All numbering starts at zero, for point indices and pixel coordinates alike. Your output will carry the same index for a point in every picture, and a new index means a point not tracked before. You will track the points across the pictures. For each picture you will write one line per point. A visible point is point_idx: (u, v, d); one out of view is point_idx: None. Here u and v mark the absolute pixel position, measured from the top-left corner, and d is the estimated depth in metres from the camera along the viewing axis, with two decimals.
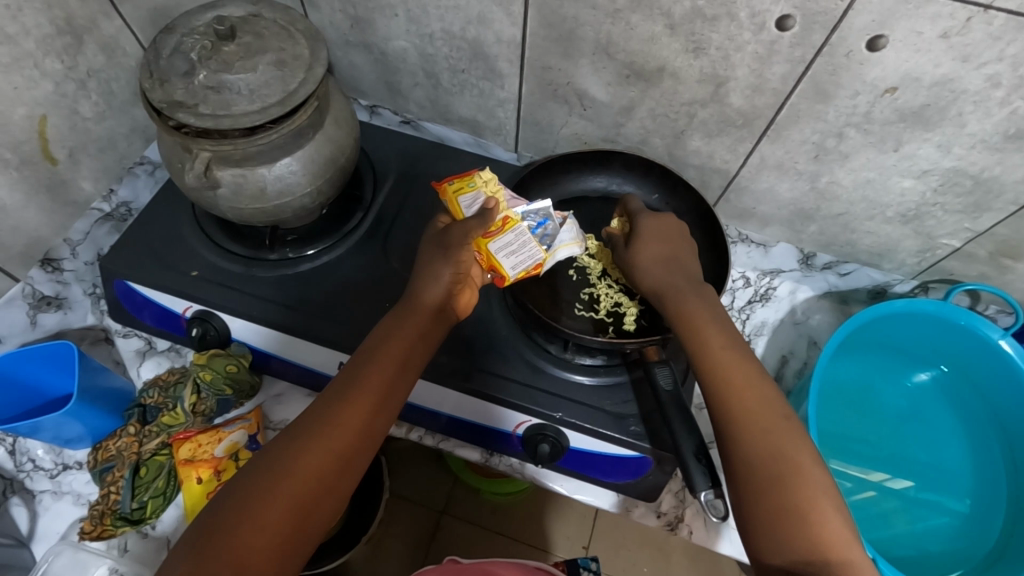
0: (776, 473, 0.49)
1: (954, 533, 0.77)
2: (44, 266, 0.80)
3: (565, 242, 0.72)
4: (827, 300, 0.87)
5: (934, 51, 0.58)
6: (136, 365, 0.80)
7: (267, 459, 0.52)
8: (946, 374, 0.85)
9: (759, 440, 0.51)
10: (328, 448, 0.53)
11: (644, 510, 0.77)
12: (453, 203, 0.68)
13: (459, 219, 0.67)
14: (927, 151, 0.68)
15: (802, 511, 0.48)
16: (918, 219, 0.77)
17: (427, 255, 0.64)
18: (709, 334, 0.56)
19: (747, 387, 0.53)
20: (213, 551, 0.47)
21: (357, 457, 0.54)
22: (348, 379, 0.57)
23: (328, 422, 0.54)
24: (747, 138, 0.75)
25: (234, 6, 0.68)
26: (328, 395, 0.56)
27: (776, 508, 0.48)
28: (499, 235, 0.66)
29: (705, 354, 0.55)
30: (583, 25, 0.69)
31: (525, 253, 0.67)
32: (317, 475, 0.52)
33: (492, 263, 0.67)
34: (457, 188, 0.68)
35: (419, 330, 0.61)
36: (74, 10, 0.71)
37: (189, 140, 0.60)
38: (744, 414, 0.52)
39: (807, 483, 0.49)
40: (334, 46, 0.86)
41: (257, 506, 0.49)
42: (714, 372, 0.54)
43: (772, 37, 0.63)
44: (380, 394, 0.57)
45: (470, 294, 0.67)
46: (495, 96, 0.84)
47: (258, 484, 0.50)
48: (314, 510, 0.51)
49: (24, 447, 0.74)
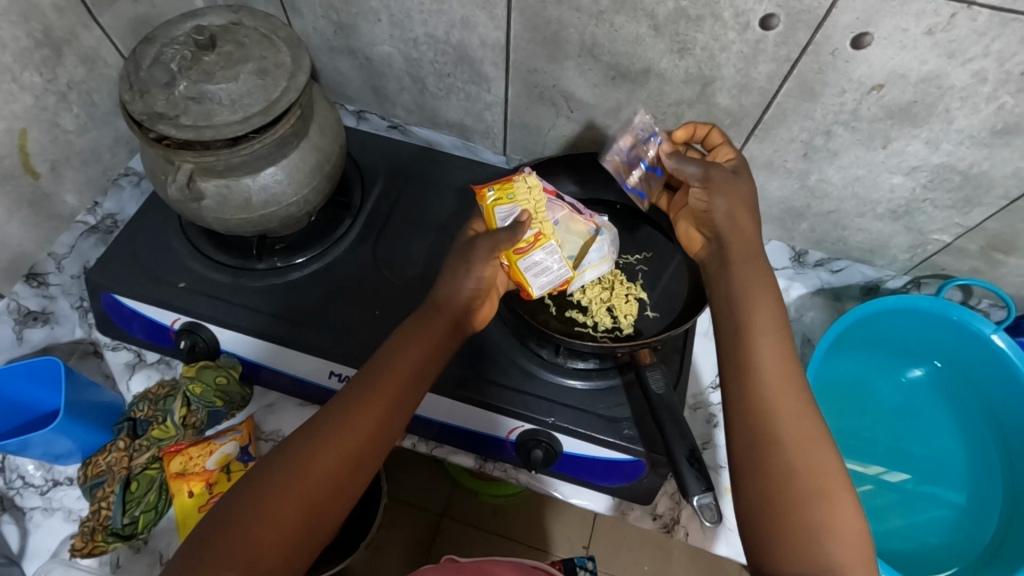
0: (798, 489, 0.48)
1: (952, 525, 0.77)
2: (29, 281, 0.80)
3: (593, 262, 0.70)
4: (820, 297, 0.87)
5: (920, 47, 0.58)
6: (126, 378, 0.79)
7: (279, 460, 0.52)
8: (939, 369, 0.84)
9: (791, 454, 0.49)
10: (343, 447, 0.53)
11: (640, 512, 0.76)
12: (489, 213, 0.66)
13: (493, 230, 0.66)
14: (916, 147, 0.68)
15: (825, 531, 0.47)
16: (908, 215, 0.77)
17: (453, 261, 0.63)
18: (755, 331, 0.53)
19: (788, 400, 0.51)
20: (227, 549, 0.47)
21: (367, 460, 0.54)
22: (365, 383, 0.56)
23: (341, 424, 0.53)
24: (735, 138, 0.75)
25: (215, 15, 0.67)
26: (343, 396, 0.56)
27: (794, 525, 0.47)
28: (530, 252, 0.64)
29: (748, 350, 0.52)
30: (568, 27, 0.68)
31: (555, 270, 0.66)
32: (332, 475, 0.52)
33: (518, 278, 0.66)
34: (497, 197, 0.66)
35: (435, 339, 0.60)
36: (53, 21, 0.70)
37: (171, 152, 0.59)
38: (780, 428, 0.50)
39: (833, 502, 0.48)
40: (319, 52, 0.85)
41: (270, 504, 0.49)
42: (750, 376, 0.52)
43: (757, 36, 0.62)
44: (393, 401, 0.56)
45: (490, 306, 0.66)
46: (482, 100, 0.83)
47: (272, 484, 0.50)
48: (325, 512, 0.51)
49: (13, 464, 0.73)
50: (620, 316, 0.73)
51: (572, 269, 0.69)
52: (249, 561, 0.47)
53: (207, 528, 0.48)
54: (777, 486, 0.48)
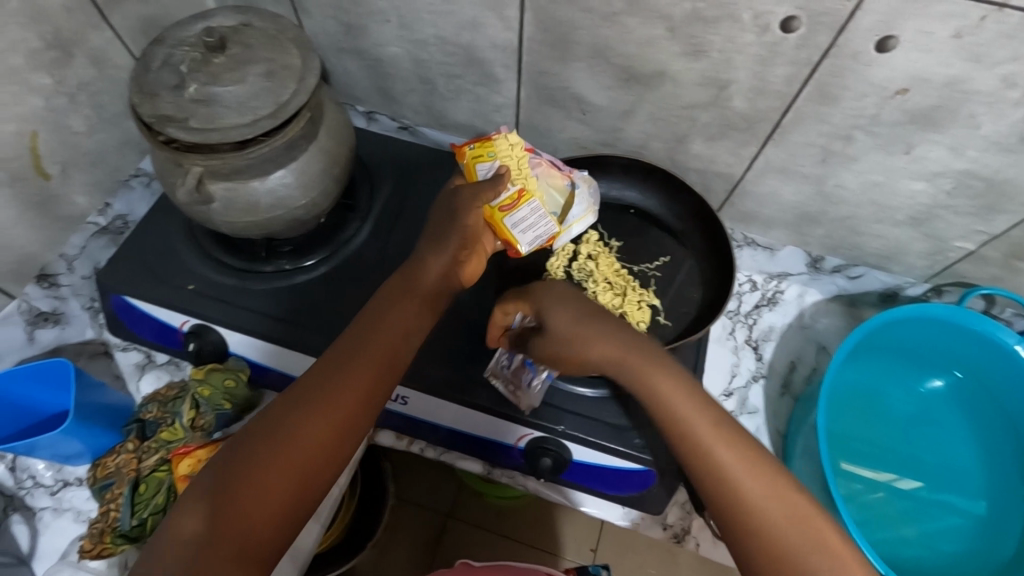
0: (771, 525, 0.47)
1: (966, 535, 0.75)
2: (40, 281, 0.80)
3: (577, 216, 0.72)
4: (835, 304, 0.85)
5: (945, 51, 0.56)
6: (136, 379, 0.79)
7: (265, 428, 0.50)
8: (961, 380, 0.82)
9: (751, 491, 0.48)
10: (326, 422, 0.51)
11: (651, 522, 0.75)
12: (471, 169, 0.69)
13: (474, 183, 0.67)
14: (938, 153, 0.66)
15: (816, 556, 0.46)
16: (928, 221, 0.75)
17: (438, 214, 0.62)
18: (664, 387, 0.52)
19: (738, 439, 0.51)
20: (217, 524, 0.46)
21: (358, 422, 0.53)
22: (343, 357, 0.54)
23: (329, 389, 0.52)
24: (751, 142, 0.73)
25: (222, 16, 0.66)
26: (328, 360, 0.54)
27: (788, 559, 0.46)
28: (513, 209, 0.66)
29: (667, 411, 0.51)
30: (580, 29, 0.67)
31: (539, 227, 0.68)
32: (315, 451, 0.50)
33: (505, 236, 0.67)
34: (477, 154, 0.69)
35: (423, 295, 0.58)
36: (61, 23, 0.70)
37: (180, 155, 0.59)
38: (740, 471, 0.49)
39: (806, 523, 0.47)
40: (327, 53, 0.85)
41: (258, 477, 0.48)
42: (683, 433, 0.51)
43: (776, 38, 0.61)
44: (381, 362, 0.54)
45: (476, 263, 0.64)
46: (492, 101, 0.82)
47: (260, 452, 0.49)
48: (317, 477, 0.50)
49: (23, 464, 0.73)
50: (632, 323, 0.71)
51: (559, 224, 0.71)
52: (241, 533, 0.46)
53: (188, 509, 0.47)
54: (758, 529, 0.47)
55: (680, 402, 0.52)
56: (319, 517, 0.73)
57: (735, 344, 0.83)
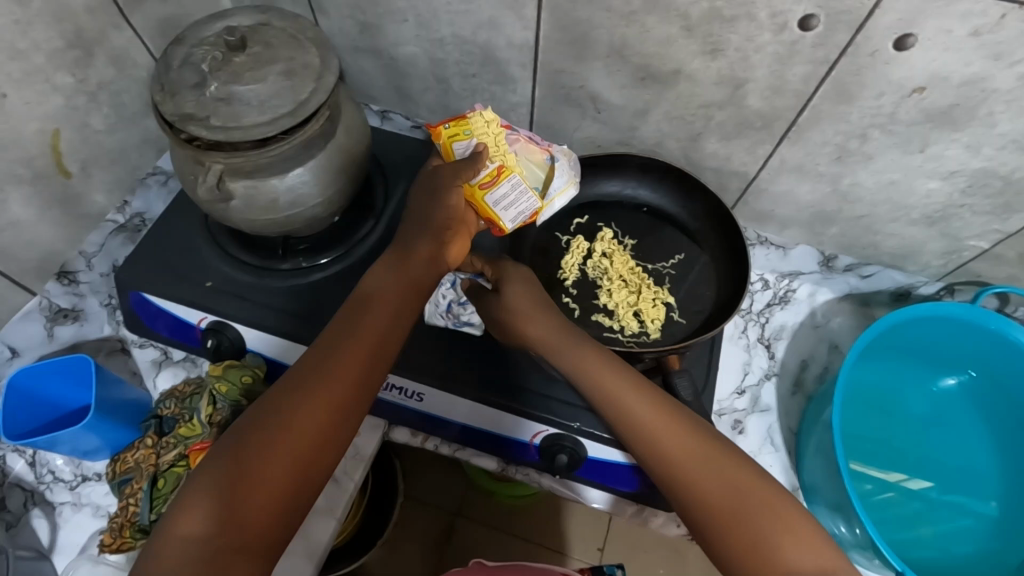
0: (726, 509, 0.51)
1: (976, 536, 0.75)
2: (60, 279, 0.81)
3: (560, 188, 0.72)
4: (847, 302, 0.85)
5: (964, 49, 0.56)
6: (153, 375, 0.80)
7: (257, 421, 0.50)
8: (974, 379, 0.82)
9: (705, 481, 0.52)
10: (321, 406, 0.51)
11: (665, 519, 0.75)
12: (447, 148, 0.68)
13: (452, 163, 0.68)
14: (955, 152, 0.66)
15: (773, 538, 0.49)
16: (944, 220, 0.75)
17: (424, 198, 0.65)
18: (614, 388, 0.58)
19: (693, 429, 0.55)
20: (214, 518, 0.46)
21: (352, 409, 0.53)
22: (331, 344, 0.54)
23: (320, 378, 0.52)
24: (767, 140, 0.73)
25: (243, 15, 0.67)
26: (317, 350, 0.54)
27: (746, 544, 0.49)
28: (493, 187, 0.67)
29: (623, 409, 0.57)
30: (597, 28, 0.68)
31: (520, 204, 0.69)
32: (313, 437, 0.50)
33: (488, 214, 0.68)
34: (453, 133, 0.68)
35: (410, 280, 0.59)
36: (84, 22, 0.70)
37: (201, 153, 0.60)
38: (698, 458, 0.53)
39: (765, 510, 0.50)
40: (343, 52, 0.85)
41: (252, 469, 0.48)
42: (636, 429, 0.55)
43: (794, 37, 0.61)
44: (371, 349, 0.55)
45: (462, 245, 0.65)
46: (507, 100, 0.82)
47: (252, 444, 0.49)
48: (312, 468, 0.50)
49: (43, 459, 0.74)
50: (647, 321, 0.72)
51: (542, 199, 0.71)
52: (237, 526, 0.46)
53: (186, 503, 0.47)
54: (716, 515, 0.51)
55: (630, 400, 0.57)
56: (335, 513, 0.73)
57: (748, 343, 0.83)
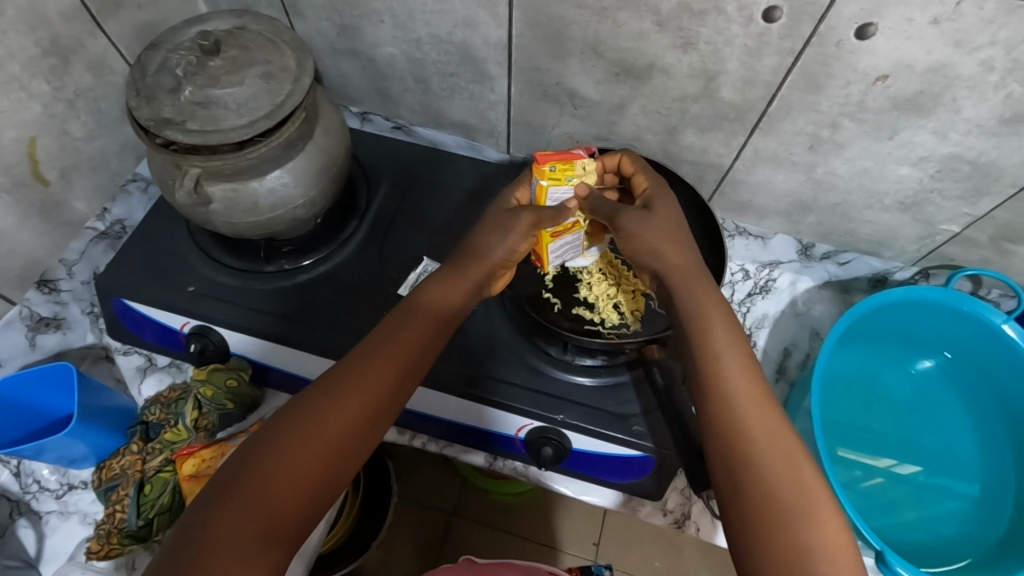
0: (784, 504, 0.46)
1: (964, 519, 0.76)
2: (40, 287, 0.80)
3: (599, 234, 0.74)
4: (828, 290, 0.86)
5: (926, 37, 0.58)
6: (137, 382, 0.80)
7: (290, 418, 0.50)
8: (949, 360, 0.84)
9: (771, 468, 0.48)
10: (354, 411, 0.52)
11: (651, 508, 0.76)
12: (542, 190, 0.63)
13: (538, 205, 0.64)
14: (923, 138, 0.67)
15: (816, 546, 0.45)
16: (917, 206, 0.76)
17: (488, 223, 0.64)
18: (720, 344, 0.53)
19: (764, 418, 0.50)
20: (236, 511, 0.45)
21: (379, 419, 0.53)
22: (370, 353, 0.55)
23: (355, 384, 0.53)
24: (740, 132, 0.74)
25: (218, 20, 0.67)
26: (355, 356, 0.55)
27: (787, 542, 0.45)
28: (562, 236, 0.66)
29: (714, 370, 0.52)
30: (571, 25, 0.68)
31: (567, 254, 0.70)
32: (329, 447, 0.50)
33: (542, 253, 0.68)
34: (555, 176, 0.63)
35: (452, 295, 0.61)
36: (59, 30, 0.70)
37: (179, 157, 0.60)
38: (755, 449, 0.49)
39: (815, 513, 0.46)
40: (322, 55, 0.86)
41: (279, 466, 0.48)
42: (721, 393, 0.51)
43: (760, 29, 0.62)
44: (407, 361, 0.56)
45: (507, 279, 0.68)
46: (486, 99, 0.83)
47: (283, 442, 0.49)
48: (336, 472, 0.50)
49: (28, 469, 0.74)
50: (626, 312, 0.73)
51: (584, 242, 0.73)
52: (258, 522, 0.45)
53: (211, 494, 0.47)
54: (766, 504, 0.47)
55: (723, 356, 0.53)
56: None
57: None
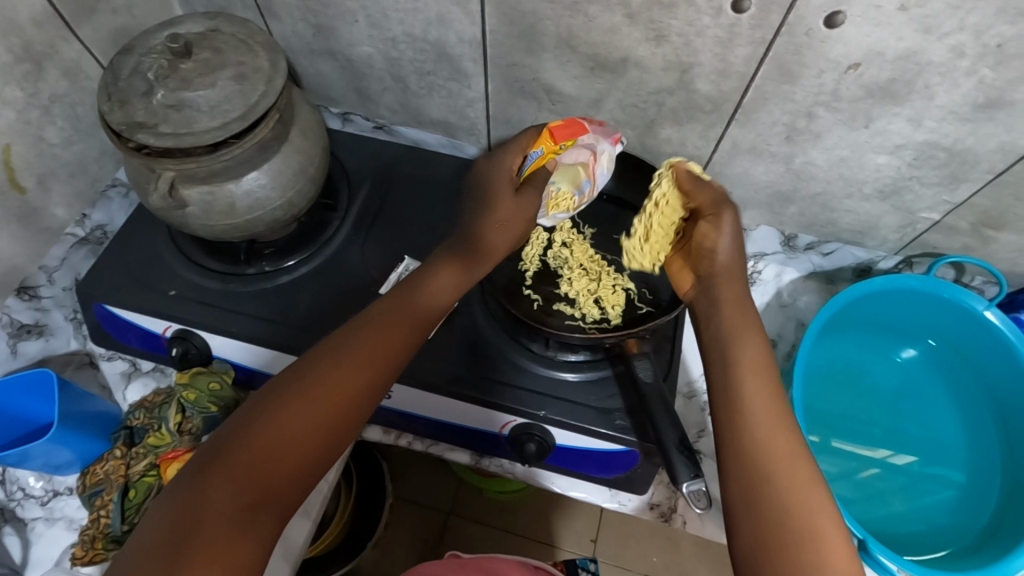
0: (781, 502, 0.47)
1: (958, 507, 0.76)
2: (20, 294, 0.81)
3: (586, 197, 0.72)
4: (813, 281, 0.86)
5: (895, 23, 0.58)
6: (122, 387, 0.80)
7: (280, 388, 0.50)
8: (934, 349, 0.84)
9: (771, 465, 0.48)
10: (344, 384, 0.52)
11: (637, 502, 0.76)
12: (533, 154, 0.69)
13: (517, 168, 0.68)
14: (898, 126, 0.67)
15: (809, 542, 0.45)
16: (896, 193, 0.76)
17: (480, 212, 0.64)
18: (740, 342, 0.54)
19: (773, 419, 0.51)
20: (221, 479, 0.45)
21: (369, 394, 0.53)
22: (364, 330, 0.55)
23: (345, 357, 0.53)
24: (716, 124, 0.74)
25: (191, 22, 0.67)
26: (347, 330, 0.55)
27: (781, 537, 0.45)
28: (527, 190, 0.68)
29: (728, 368, 0.53)
30: (543, 20, 0.68)
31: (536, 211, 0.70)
32: (317, 418, 0.50)
33: None
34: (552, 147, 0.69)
35: (444, 275, 0.61)
36: (31, 36, 0.70)
37: (152, 160, 0.60)
38: (766, 459, 0.49)
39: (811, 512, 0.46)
40: (299, 56, 0.86)
41: (267, 435, 0.48)
42: (730, 393, 0.52)
43: (731, 20, 0.62)
44: (398, 340, 0.56)
45: None
46: (464, 96, 0.83)
47: (272, 411, 0.49)
48: (321, 443, 0.50)
49: (13, 476, 0.74)
50: (608, 306, 0.73)
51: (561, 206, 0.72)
52: (242, 491, 0.45)
53: (199, 463, 0.47)
54: (761, 503, 0.47)
55: (745, 356, 0.54)
56: (310, 514, 0.73)
57: None
